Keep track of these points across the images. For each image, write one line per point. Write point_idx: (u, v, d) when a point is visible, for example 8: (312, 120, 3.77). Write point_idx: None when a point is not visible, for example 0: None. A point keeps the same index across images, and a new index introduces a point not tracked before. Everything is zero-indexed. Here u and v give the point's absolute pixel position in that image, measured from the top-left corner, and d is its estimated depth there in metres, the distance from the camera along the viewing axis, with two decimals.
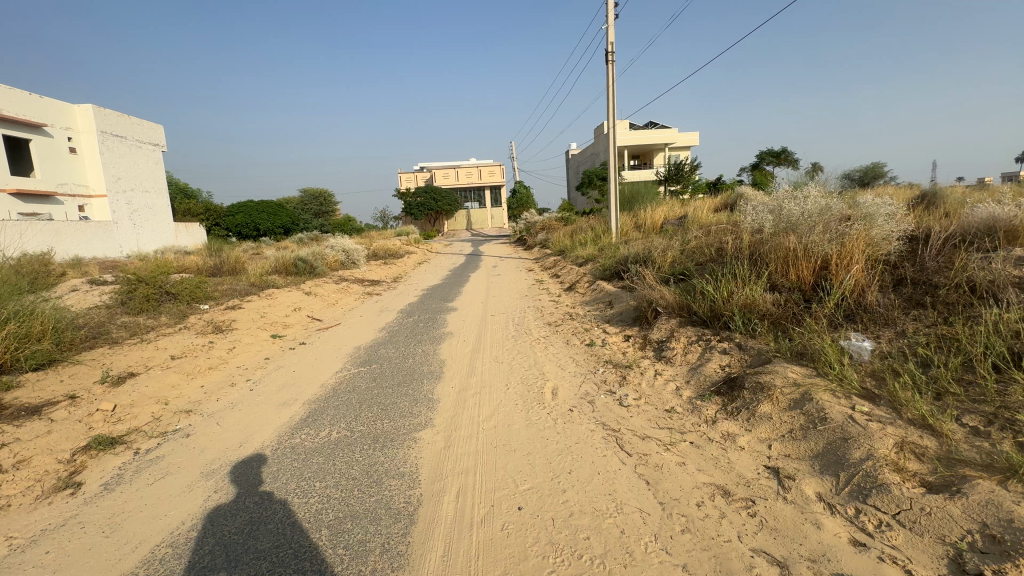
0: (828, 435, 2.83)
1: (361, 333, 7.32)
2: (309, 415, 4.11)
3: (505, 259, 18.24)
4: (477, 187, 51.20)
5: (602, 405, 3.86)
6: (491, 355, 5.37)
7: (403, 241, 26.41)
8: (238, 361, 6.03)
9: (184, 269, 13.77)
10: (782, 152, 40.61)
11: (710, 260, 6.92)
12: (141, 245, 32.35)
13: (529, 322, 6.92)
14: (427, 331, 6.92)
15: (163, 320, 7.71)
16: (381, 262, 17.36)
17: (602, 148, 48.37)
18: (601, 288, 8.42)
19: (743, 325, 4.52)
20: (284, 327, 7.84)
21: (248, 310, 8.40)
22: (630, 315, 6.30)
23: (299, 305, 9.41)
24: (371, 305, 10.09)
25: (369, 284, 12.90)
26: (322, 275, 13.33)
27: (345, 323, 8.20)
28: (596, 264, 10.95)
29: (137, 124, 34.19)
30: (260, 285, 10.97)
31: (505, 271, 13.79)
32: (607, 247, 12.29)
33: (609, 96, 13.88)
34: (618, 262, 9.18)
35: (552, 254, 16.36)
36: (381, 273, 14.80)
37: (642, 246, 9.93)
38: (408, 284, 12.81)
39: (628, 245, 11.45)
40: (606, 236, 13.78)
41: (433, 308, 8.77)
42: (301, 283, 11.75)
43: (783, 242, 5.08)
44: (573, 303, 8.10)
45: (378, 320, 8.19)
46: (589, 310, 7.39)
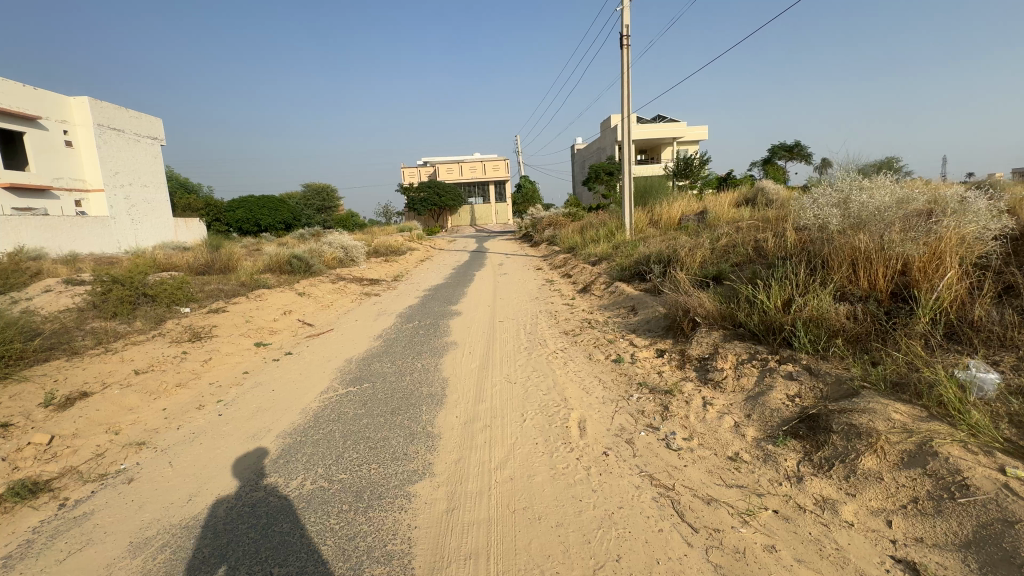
0: (979, 515, 2.03)
1: (355, 341, 6.54)
2: (281, 454, 3.35)
3: (511, 256, 17.40)
4: (481, 182, 50.34)
5: (644, 448, 3.08)
6: (501, 374, 4.59)
7: (406, 239, 25.57)
8: (211, 377, 5.27)
9: (173, 267, 13.07)
10: (796, 147, 39.45)
11: (750, 262, 6.08)
12: (139, 241, 31.75)
13: (544, 331, 6.13)
14: (428, 341, 6.14)
15: (137, 325, 6.97)
16: (382, 260, 16.59)
17: (608, 142, 47.34)
18: (620, 290, 7.61)
19: (810, 344, 3.71)
20: (270, 334, 7.09)
21: (232, 314, 7.64)
22: (660, 325, 5.49)
23: (290, 308, 8.65)
24: (368, 307, 9.31)
25: (369, 283, 12.11)
26: (319, 274, 12.58)
27: (338, 329, 7.42)
28: (611, 263, 10.14)
29: (135, 117, 33.56)
30: (250, 285, 10.23)
31: (512, 270, 13.00)
32: (623, 245, 11.43)
33: (624, 84, 13.03)
34: (638, 262, 8.37)
35: (561, 252, 15.52)
36: (381, 272, 13.99)
37: (663, 244, 9.12)
38: (409, 284, 12.02)
39: (645, 242, 10.63)
40: (620, 233, 12.95)
41: (435, 312, 7.97)
42: (295, 282, 11.00)
43: (851, 242, 4.25)
44: (590, 308, 7.29)
45: (375, 326, 7.40)
46: (611, 316, 6.58)
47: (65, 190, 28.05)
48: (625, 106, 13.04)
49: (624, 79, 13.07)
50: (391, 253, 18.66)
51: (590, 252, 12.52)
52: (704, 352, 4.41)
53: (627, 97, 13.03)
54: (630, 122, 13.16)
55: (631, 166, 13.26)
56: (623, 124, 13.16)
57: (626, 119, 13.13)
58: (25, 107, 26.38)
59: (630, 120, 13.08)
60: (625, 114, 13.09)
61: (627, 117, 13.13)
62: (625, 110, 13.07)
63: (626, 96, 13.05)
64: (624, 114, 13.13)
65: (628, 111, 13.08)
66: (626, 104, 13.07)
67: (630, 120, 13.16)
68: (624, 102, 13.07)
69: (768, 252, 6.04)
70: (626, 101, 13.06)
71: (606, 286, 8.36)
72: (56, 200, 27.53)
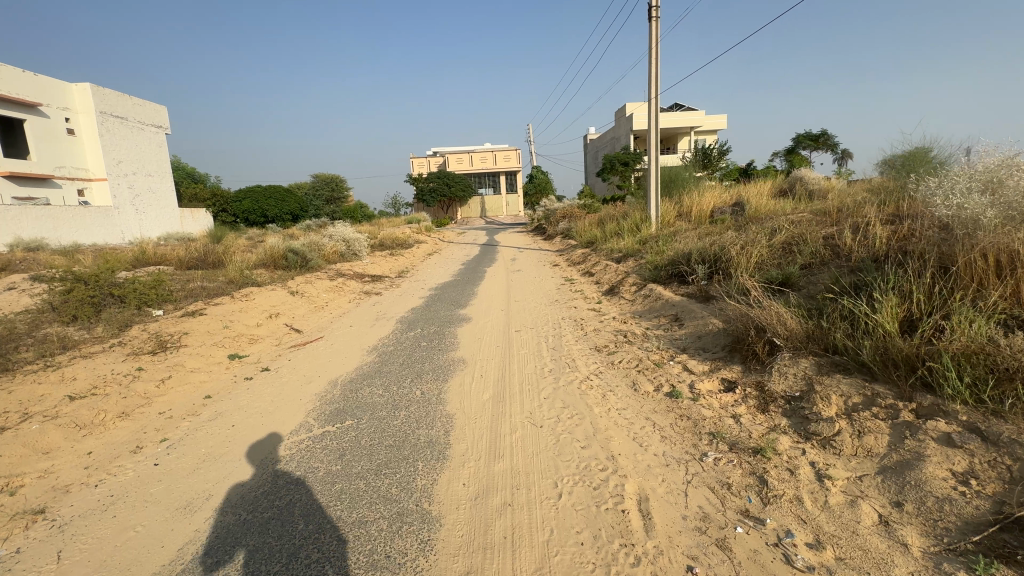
0: None
1: (344, 355, 5.51)
2: (213, 548, 2.34)
3: (524, 251, 16.26)
4: (492, 173, 49.15)
5: (750, 563, 2.00)
6: (524, 414, 3.53)
7: (413, 231, 24.60)
8: (163, 404, 4.29)
9: (162, 261, 12.18)
10: (821, 136, 37.63)
11: (827, 266, 4.93)
12: (143, 232, 31.19)
13: (571, 346, 5.05)
14: (430, 357, 5.08)
15: (96, 332, 6.03)
16: (387, 253, 15.61)
17: (623, 132, 45.79)
18: (657, 294, 6.50)
19: (969, 391, 2.60)
20: (249, 343, 6.10)
21: (208, 319, 6.66)
22: (719, 345, 4.39)
23: (278, 310, 7.66)
24: (366, 309, 8.29)
25: (370, 281, 11.09)
26: (316, 269, 11.64)
27: (328, 337, 6.40)
28: (639, 261, 9.03)
29: (140, 104, 32.86)
30: (239, 283, 9.28)
31: (526, 267, 11.92)
32: (651, 240, 10.25)
33: (653, 61, 11.78)
34: (675, 261, 7.24)
35: (579, 247, 14.35)
36: (385, 267, 12.96)
37: (702, 240, 7.98)
38: (413, 282, 10.97)
39: (677, 237, 9.49)
40: (645, 226, 11.79)
41: (441, 318, 6.90)
42: (289, 280, 10.03)
43: (1006, 244, 3.11)
44: (622, 316, 6.18)
45: (370, 334, 6.37)
46: (650, 328, 5.47)
47: (67, 180, 27.49)
48: (653, 86, 11.75)
49: (651, 56, 11.76)
50: (397, 247, 17.64)
51: (612, 248, 11.35)
52: (794, 389, 3.30)
53: (655, 76, 11.74)
54: (658, 104, 11.88)
55: (658, 153, 12.01)
56: (651, 106, 11.88)
57: (654, 101, 11.85)
58: (25, 93, 25.68)
59: (659, 102, 11.81)
60: (652, 95, 11.80)
61: (654, 99, 11.84)
62: (652, 91, 11.78)
63: (654, 75, 11.76)
64: (651, 96, 11.84)
65: (656, 91, 11.80)
66: (653, 85, 11.79)
67: (658, 102, 11.88)
68: (651, 82, 11.77)
69: (852, 254, 4.86)
70: (654, 81, 11.77)
71: (637, 288, 7.25)
72: (59, 189, 26.99)
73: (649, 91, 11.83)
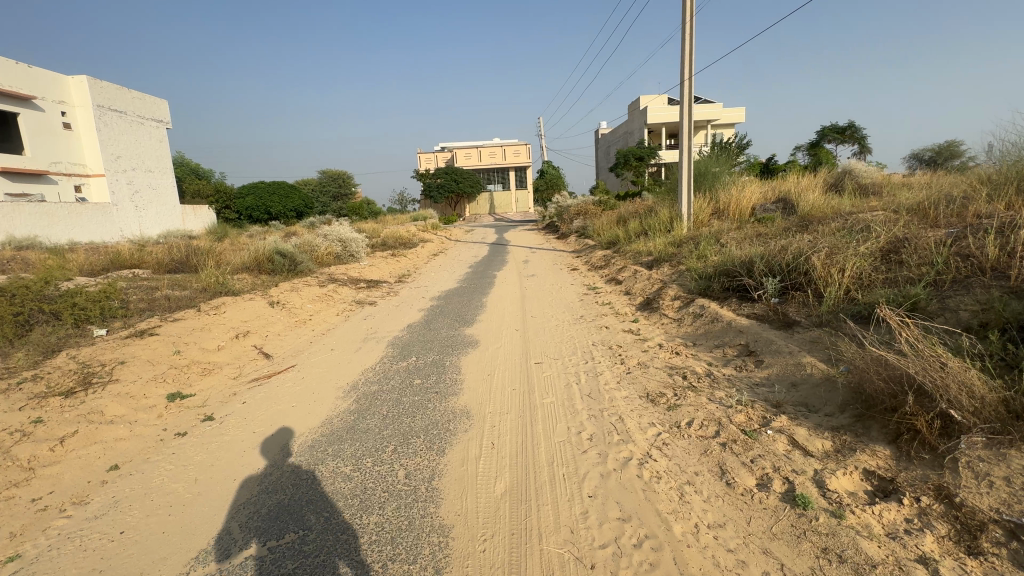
0: None
1: (313, 398, 4.25)
2: None
3: (536, 252, 14.93)
4: (500, 168, 47.79)
5: None
6: (560, 534, 2.23)
7: (418, 229, 23.37)
8: (45, 483, 3.05)
9: (138, 264, 11.03)
10: (848, 128, 35.73)
11: (972, 288, 3.56)
12: (143, 230, 30.33)
13: (614, 394, 3.74)
14: (422, 406, 3.80)
15: (10, 360, 4.82)
16: (388, 255, 14.37)
17: (636, 126, 44.14)
18: (713, 315, 5.16)
19: None
20: (201, 377, 4.86)
21: (157, 342, 5.43)
22: (834, 404, 3.06)
23: (248, 327, 6.43)
24: (355, 325, 7.03)
25: (365, 287, 9.84)
26: (306, 273, 10.42)
27: (300, 367, 5.15)
28: (677, 268, 7.68)
29: (139, 98, 31.93)
30: (212, 291, 8.06)
31: (541, 272, 10.59)
32: (688, 243, 8.85)
33: (687, 36, 10.35)
34: (728, 271, 5.89)
35: (598, 248, 12.99)
36: (384, 271, 11.71)
37: (758, 244, 6.61)
38: (414, 288, 9.71)
39: (719, 239, 8.12)
40: (676, 225, 10.42)
41: (441, 341, 5.61)
42: (272, 287, 8.82)
43: None
44: (671, 345, 4.85)
45: (353, 363, 5.11)
46: (715, 365, 4.14)
47: (63, 175, 26.64)
48: (686, 67, 10.32)
49: (684, 32, 10.34)
50: (399, 247, 16.37)
51: (640, 251, 9.98)
52: (1018, 509, 1.96)
53: (688, 55, 10.32)
54: (692, 88, 10.45)
55: (692, 143, 10.58)
56: (684, 89, 10.44)
57: (688, 84, 10.40)
58: (19, 86, 24.76)
59: (693, 85, 10.38)
60: (686, 77, 10.36)
61: (688, 82, 10.40)
62: (686, 72, 10.35)
63: (687, 54, 10.34)
64: (685, 78, 10.41)
65: (690, 73, 10.37)
66: (687, 66, 10.36)
67: (692, 85, 10.45)
68: (685, 63, 10.35)
69: (1010, 271, 3.49)
70: (688, 61, 10.34)
71: (682, 304, 5.92)
72: (54, 185, 26.15)
73: (682, 72, 10.41)
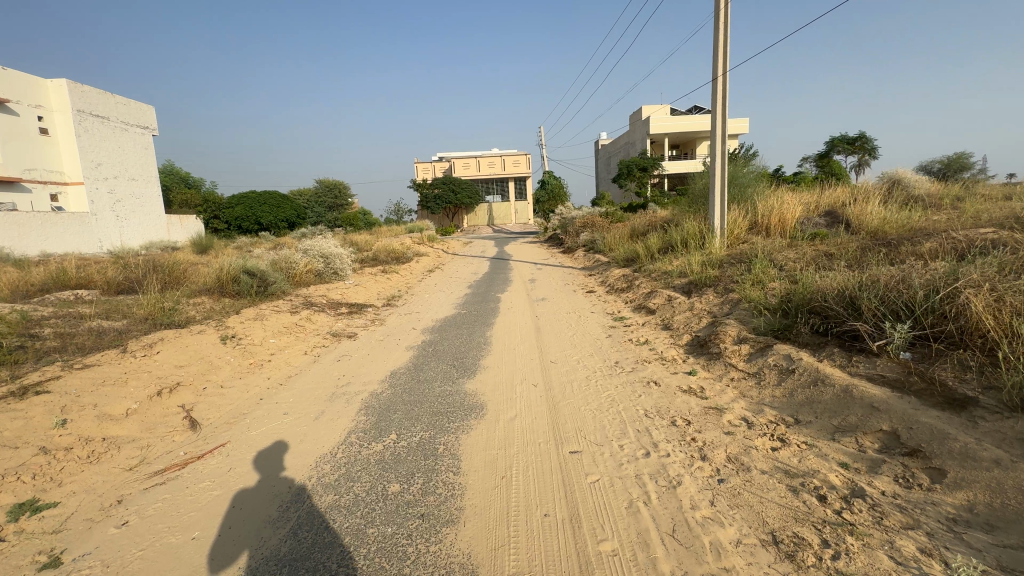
0: None
1: (233, 516, 2.76)
2: None
3: (542, 269, 13.44)
4: (499, 179, 46.62)
5: None
6: None
7: (413, 242, 21.92)
8: None
9: (84, 285, 9.47)
10: (859, 138, 34.68)
11: None
12: (124, 240, 28.79)
13: (717, 537, 2.24)
14: (398, 556, 2.28)
15: None
16: (377, 272, 12.85)
17: (639, 136, 43.06)
18: (813, 374, 3.70)
19: None
20: (80, 469, 3.32)
21: (38, 404, 3.89)
22: None
23: (181, 377, 4.90)
24: (325, 370, 5.51)
25: (345, 314, 8.32)
26: (278, 295, 8.93)
27: (231, 447, 3.62)
28: (726, 297, 6.23)
29: (124, 104, 30.61)
30: (152, 323, 6.54)
31: (553, 295, 9.14)
32: (731, 265, 7.40)
33: (720, 27, 9.08)
34: (814, 308, 4.45)
35: (614, 266, 11.51)
36: (370, 293, 10.22)
37: (840, 269, 5.18)
38: (404, 315, 8.21)
39: (773, 261, 6.69)
40: (708, 241, 9.01)
41: (433, 405, 4.11)
42: (231, 316, 7.30)
43: None
44: (763, 422, 3.37)
45: (305, 444, 3.58)
46: (856, 471, 2.66)
47: (39, 183, 25.13)
48: (721, 62, 9.01)
49: (718, 22, 9.08)
50: (390, 262, 14.85)
51: (670, 272, 8.52)
52: None
53: (723, 49, 9.02)
54: (728, 85, 9.12)
55: (728, 149, 9.21)
56: (719, 87, 9.12)
57: (723, 80, 9.08)
58: None
59: (729, 84, 9.06)
60: (720, 73, 9.05)
61: (723, 79, 9.08)
62: (720, 68, 9.04)
63: (721, 47, 9.06)
64: (719, 75, 9.11)
65: (725, 69, 9.06)
66: (722, 61, 9.05)
67: (728, 83, 9.13)
68: (719, 57, 9.05)
69: None
70: (722, 55, 9.05)
71: (754, 351, 4.46)
72: (28, 193, 24.64)
73: (715, 68, 9.12)
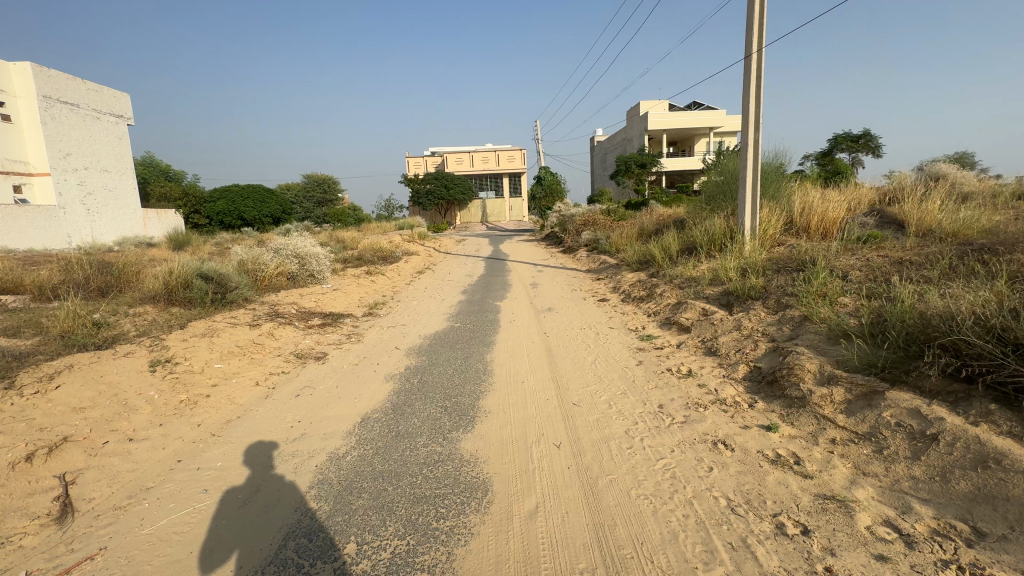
0: None
1: None
2: None
3: (543, 272, 12.17)
4: (494, 175, 45.30)
5: None
6: None
7: (402, 240, 20.60)
8: None
9: (11, 292, 8.05)
10: (862, 137, 33.92)
11: None
12: (96, 236, 27.08)
13: None
14: None
15: None
16: (359, 275, 11.54)
17: (636, 133, 41.98)
18: (976, 448, 2.51)
19: None
20: None
21: None
22: None
23: (74, 429, 3.61)
24: (278, 410, 4.24)
25: (316, 327, 7.02)
26: (239, 304, 7.61)
27: (99, 567, 2.34)
28: (780, 315, 5.06)
29: (95, 91, 28.82)
30: (67, 344, 5.20)
31: (560, 304, 7.93)
32: (777, 272, 6.20)
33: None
34: (936, 341, 3.27)
35: (625, 269, 10.29)
36: (350, 300, 8.92)
37: (945, 285, 4.01)
38: (387, 329, 6.94)
39: (833, 270, 5.53)
40: (738, 242, 7.85)
41: (416, 482, 2.87)
42: (174, 333, 5.98)
43: None
44: (926, 535, 2.16)
45: (217, 561, 2.33)
46: None
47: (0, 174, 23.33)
48: (756, 37, 7.84)
49: None
50: (376, 263, 13.53)
51: (698, 279, 7.30)
52: None
53: (758, 22, 7.86)
54: (763, 64, 7.94)
55: (762, 137, 8.02)
56: (752, 66, 7.93)
57: (758, 58, 7.90)
58: None
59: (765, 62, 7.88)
60: (754, 50, 7.88)
61: (758, 56, 7.90)
62: (755, 44, 7.87)
63: (755, 21, 7.91)
64: (752, 53, 7.95)
65: (760, 45, 7.89)
66: (756, 36, 7.88)
67: (763, 61, 7.95)
68: (753, 31, 7.88)
69: None
70: (757, 30, 7.87)
71: (855, 400, 3.28)
72: None
73: (749, 44, 7.96)
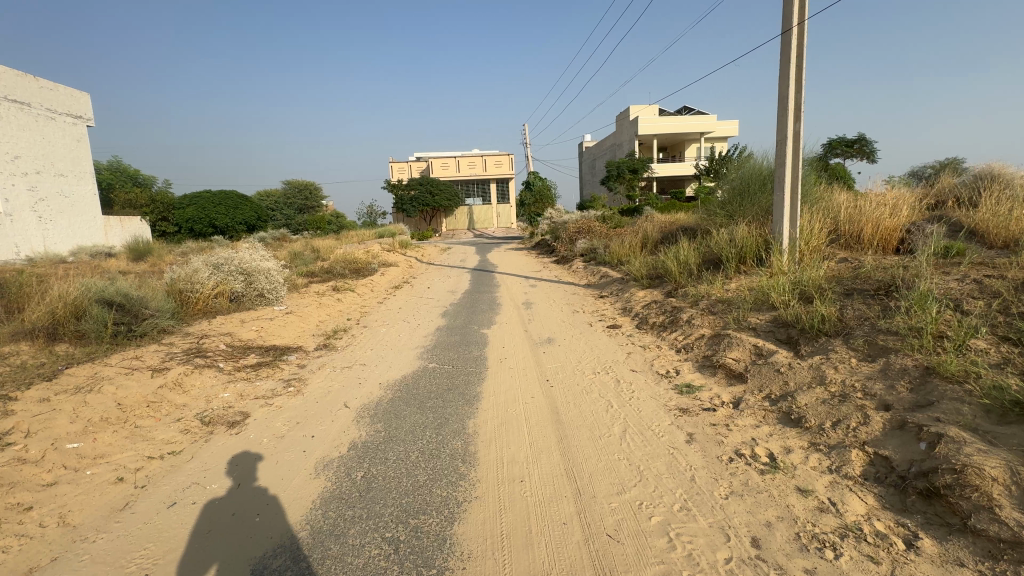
0: None
1: None
2: None
3: (537, 288, 10.62)
4: (481, 180, 43.82)
5: None
6: None
7: (381, 249, 18.90)
8: None
9: None
10: (857, 141, 33.20)
11: None
12: (48, 245, 24.85)
13: None
14: None
15: None
16: (324, 292, 9.88)
17: (627, 137, 40.92)
18: None
19: None
20: None
21: None
22: None
23: None
24: (127, 539, 2.62)
25: (248, 370, 5.37)
26: (152, 337, 5.92)
27: None
28: (881, 363, 3.59)
29: (49, 90, 26.65)
30: None
31: (563, 333, 6.39)
32: (849, 297, 4.75)
33: None
34: None
35: (634, 285, 8.78)
36: (303, 327, 7.28)
37: None
38: (339, 372, 5.32)
39: (938, 296, 4.08)
40: (778, 255, 6.41)
41: None
42: (32, 387, 4.28)
43: None
44: None
45: None
46: None
47: None
48: (797, 7, 6.48)
49: None
50: (346, 277, 11.87)
51: (736, 302, 5.83)
52: None
53: None
54: (805, 40, 6.57)
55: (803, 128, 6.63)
56: (793, 43, 6.55)
57: (799, 33, 6.53)
58: None
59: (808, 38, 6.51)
60: (795, 24, 6.52)
61: (799, 32, 6.54)
62: (796, 16, 6.50)
63: None
64: (793, 27, 6.58)
65: (801, 17, 6.53)
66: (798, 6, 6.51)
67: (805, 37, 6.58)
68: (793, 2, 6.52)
69: None
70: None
71: None
72: None
73: (787, 17, 6.61)
